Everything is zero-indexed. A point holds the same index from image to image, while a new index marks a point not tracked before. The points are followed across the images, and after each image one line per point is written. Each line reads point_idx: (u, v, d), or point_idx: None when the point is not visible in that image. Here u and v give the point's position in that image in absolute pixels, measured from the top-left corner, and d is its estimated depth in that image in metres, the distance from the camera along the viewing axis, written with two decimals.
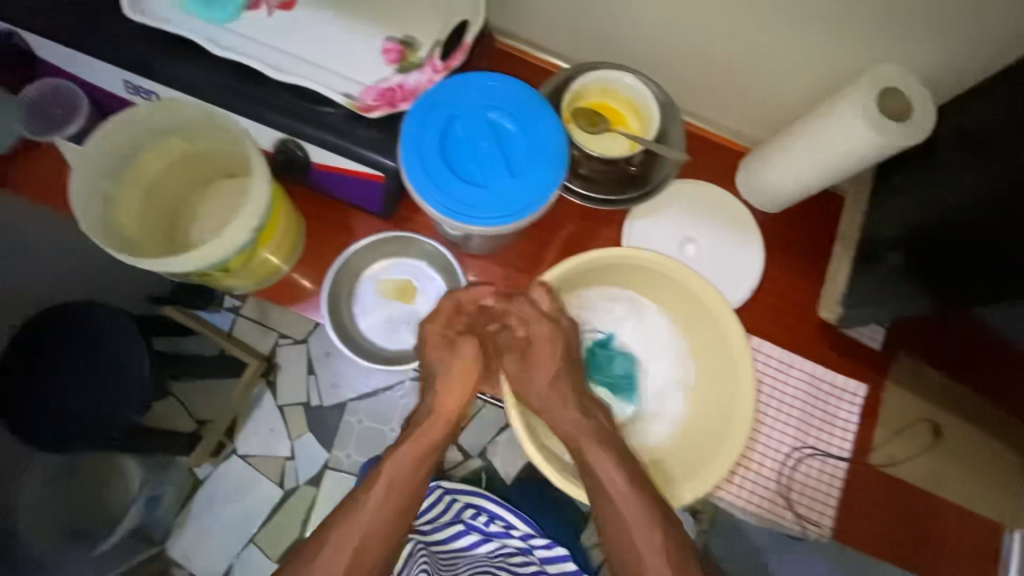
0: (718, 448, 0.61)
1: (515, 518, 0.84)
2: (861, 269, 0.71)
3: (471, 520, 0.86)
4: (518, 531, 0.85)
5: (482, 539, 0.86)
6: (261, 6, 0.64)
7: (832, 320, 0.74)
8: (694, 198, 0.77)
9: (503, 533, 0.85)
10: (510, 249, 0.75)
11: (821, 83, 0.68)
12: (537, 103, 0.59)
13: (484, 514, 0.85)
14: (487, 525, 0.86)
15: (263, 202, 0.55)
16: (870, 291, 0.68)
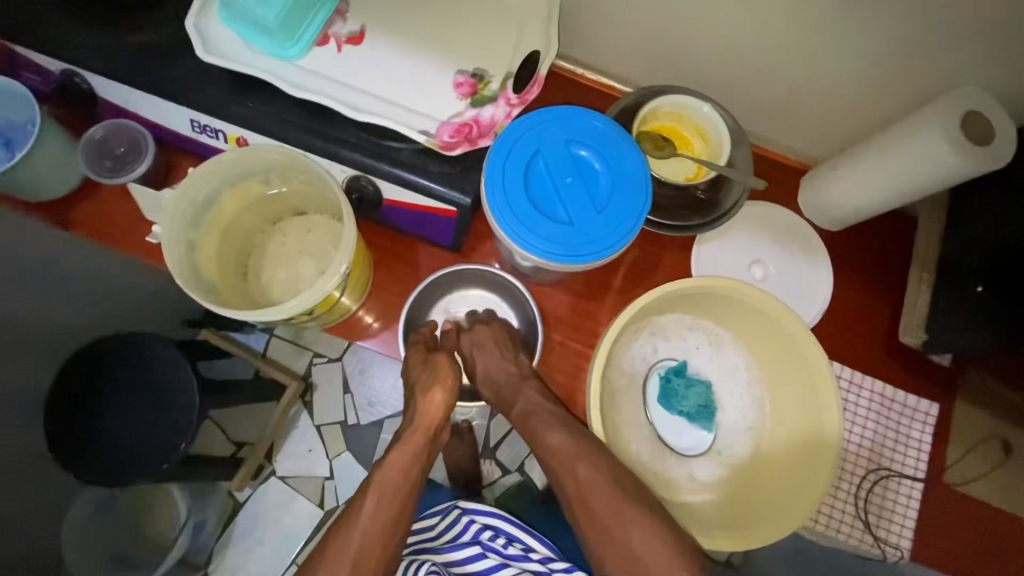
0: (799, 486, 0.62)
1: (535, 539, 0.79)
2: (944, 292, 0.70)
3: (489, 543, 0.78)
4: (537, 555, 0.78)
5: (500, 564, 0.76)
6: (329, 41, 0.64)
7: (916, 346, 0.72)
8: (758, 221, 0.77)
9: (521, 554, 0.77)
10: (575, 277, 0.75)
11: (892, 103, 0.68)
12: (618, 136, 0.59)
13: (502, 537, 0.79)
14: (505, 547, 0.78)
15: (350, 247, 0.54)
16: (955, 316, 0.67)
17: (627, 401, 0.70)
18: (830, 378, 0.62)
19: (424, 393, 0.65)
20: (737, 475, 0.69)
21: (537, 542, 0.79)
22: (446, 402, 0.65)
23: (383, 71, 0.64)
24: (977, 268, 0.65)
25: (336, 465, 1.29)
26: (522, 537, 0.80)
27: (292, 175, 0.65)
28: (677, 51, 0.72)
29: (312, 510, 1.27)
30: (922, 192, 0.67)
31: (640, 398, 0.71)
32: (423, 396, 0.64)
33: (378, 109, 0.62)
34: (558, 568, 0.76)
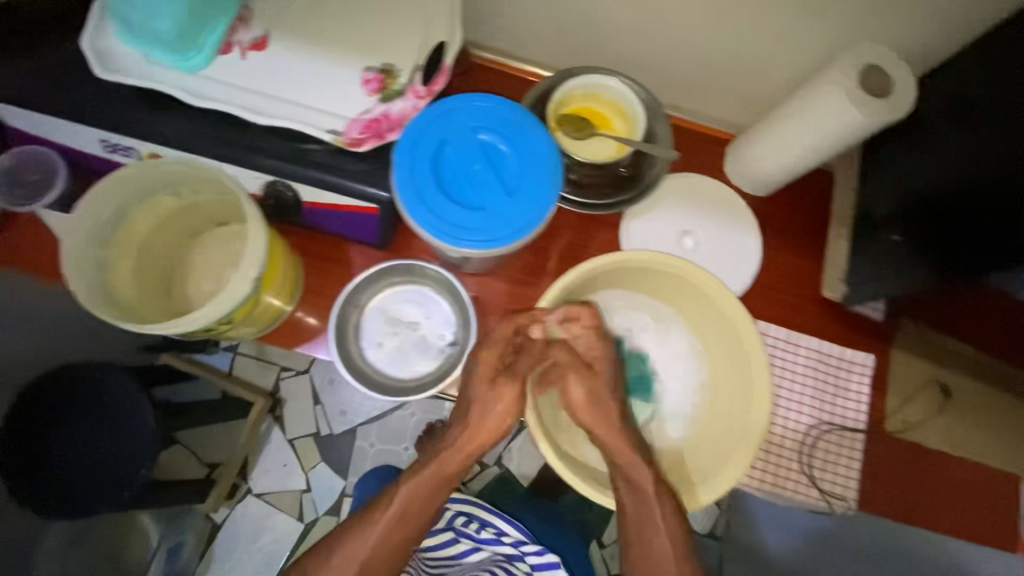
0: (731, 449, 0.62)
1: (507, 525, 0.81)
2: (861, 244, 0.72)
3: (463, 529, 0.82)
4: (509, 538, 0.81)
5: (473, 547, 0.82)
6: (233, 48, 0.64)
7: (837, 298, 0.75)
8: (686, 191, 0.78)
9: (493, 540, 0.81)
10: (512, 263, 0.75)
11: (800, 66, 0.69)
12: (524, 119, 0.59)
13: (475, 522, 0.82)
14: (478, 532, 0.81)
15: (263, 249, 0.54)
16: (873, 263, 0.69)
17: None
18: (758, 340, 0.62)
19: (483, 413, 0.65)
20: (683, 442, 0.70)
21: (509, 526, 0.81)
22: (500, 423, 0.65)
23: (292, 76, 0.64)
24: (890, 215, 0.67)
25: (313, 477, 1.28)
26: (495, 521, 0.81)
27: (193, 186, 0.63)
28: (590, 32, 0.72)
29: (291, 523, 1.26)
30: (835, 149, 0.68)
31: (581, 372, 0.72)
32: (478, 415, 0.65)
33: (287, 113, 0.62)
34: (530, 550, 0.80)
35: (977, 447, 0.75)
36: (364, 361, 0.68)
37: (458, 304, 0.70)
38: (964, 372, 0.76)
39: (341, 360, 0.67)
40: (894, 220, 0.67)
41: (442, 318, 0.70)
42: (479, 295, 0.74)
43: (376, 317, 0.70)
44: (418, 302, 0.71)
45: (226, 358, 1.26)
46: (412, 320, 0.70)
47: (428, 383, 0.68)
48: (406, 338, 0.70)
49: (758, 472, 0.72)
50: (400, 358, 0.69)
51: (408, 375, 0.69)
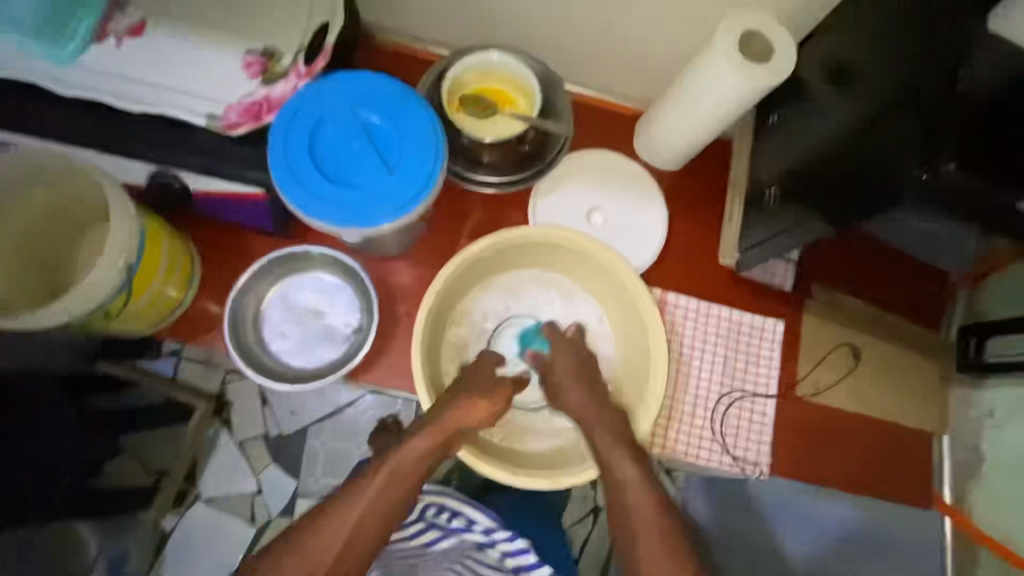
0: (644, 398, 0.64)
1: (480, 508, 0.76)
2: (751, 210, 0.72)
3: (433, 521, 0.67)
4: (482, 522, 0.76)
5: None
6: (107, 37, 0.59)
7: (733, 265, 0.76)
8: (593, 167, 0.78)
9: (463, 530, 0.66)
10: (419, 246, 0.75)
11: (691, 36, 0.69)
12: (403, 96, 0.58)
13: (447, 508, 0.77)
14: (445, 523, 0.66)
15: (124, 233, 0.53)
16: (758, 229, 0.68)
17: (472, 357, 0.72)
18: (651, 306, 0.64)
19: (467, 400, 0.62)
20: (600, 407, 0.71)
21: (481, 509, 0.76)
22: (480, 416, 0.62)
23: (166, 59, 0.60)
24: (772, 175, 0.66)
25: None
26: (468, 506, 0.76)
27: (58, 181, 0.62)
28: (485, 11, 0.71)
29: None
30: (725, 118, 0.68)
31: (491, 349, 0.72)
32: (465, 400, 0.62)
33: (162, 100, 0.59)
34: (501, 538, 0.65)
35: (884, 406, 0.77)
36: (266, 352, 0.68)
37: (359, 289, 0.69)
38: (870, 332, 0.79)
39: (238, 352, 0.65)
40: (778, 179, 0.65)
41: (344, 308, 0.69)
42: (387, 279, 0.74)
43: (277, 307, 0.69)
44: (319, 291, 0.70)
45: None
46: (314, 308, 0.69)
47: (333, 370, 0.67)
48: (309, 327, 0.69)
49: (671, 442, 0.72)
50: (305, 348, 0.68)
51: (314, 365, 0.68)
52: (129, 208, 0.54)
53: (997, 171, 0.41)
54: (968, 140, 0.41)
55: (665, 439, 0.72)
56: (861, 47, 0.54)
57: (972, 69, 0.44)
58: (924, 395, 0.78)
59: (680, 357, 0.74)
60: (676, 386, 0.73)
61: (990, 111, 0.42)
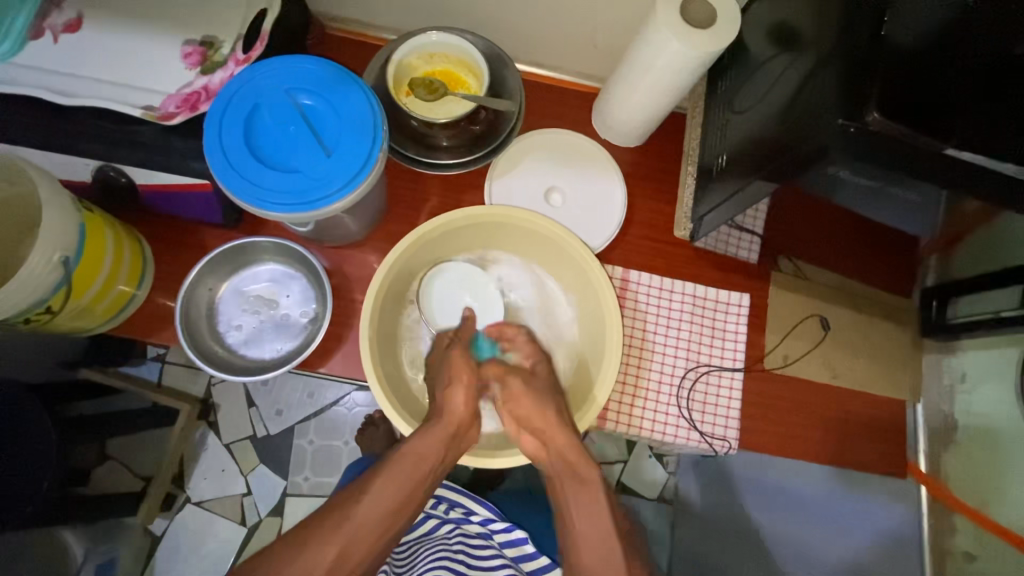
0: (599, 372, 0.64)
1: (475, 503, 0.80)
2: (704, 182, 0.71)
3: (433, 511, 0.81)
4: (478, 517, 0.81)
5: (441, 523, 0.81)
6: (44, 33, 0.60)
7: (688, 238, 0.75)
8: (547, 148, 0.77)
9: (462, 519, 0.81)
10: (376, 234, 0.74)
11: (637, 6, 0.68)
12: (339, 75, 0.58)
13: (444, 503, 0.81)
14: (446, 511, 0.81)
15: (57, 224, 0.53)
16: (710, 200, 0.67)
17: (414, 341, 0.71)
18: (604, 276, 0.64)
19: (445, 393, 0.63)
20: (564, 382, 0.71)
21: (478, 505, 0.80)
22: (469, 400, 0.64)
23: (104, 55, 0.61)
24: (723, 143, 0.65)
25: (253, 480, 1.21)
26: (463, 502, 0.81)
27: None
28: None
29: (234, 530, 1.19)
30: (676, 89, 0.66)
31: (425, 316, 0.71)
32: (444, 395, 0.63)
33: (98, 93, 0.59)
34: (498, 528, 0.80)
35: (857, 377, 0.76)
36: (221, 345, 0.68)
37: (314, 278, 0.70)
38: (839, 303, 0.77)
39: (191, 343, 0.65)
40: (725, 149, 0.64)
41: (297, 295, 0.70)
42: (344, 268, 0.73)
43: (231, 298, 0.69)
44: (273, 283, 0.71)
45: (155, 368, 1.20)
46: (268, 299, 0.70)
47: (286, 359, 0.67)
48: (263, 318, 0.70)
49: (636, 419, 0.71)
50: (255, 339, 0.69)
51: (269, 356, 0.69)
52: (62, 200, 0.54)
53: (927, 120, 0.41)
54: (892, 91, 0.41)
55: (629, 417, 0.71)
56: (796, 6, 0.53)
57: (900, 17, 0.43)
58: (897, 364, 0.77)
59: (643, 334, 0.73)
60: (638, 362, 0.72)
61: (918, 59, 0.42)
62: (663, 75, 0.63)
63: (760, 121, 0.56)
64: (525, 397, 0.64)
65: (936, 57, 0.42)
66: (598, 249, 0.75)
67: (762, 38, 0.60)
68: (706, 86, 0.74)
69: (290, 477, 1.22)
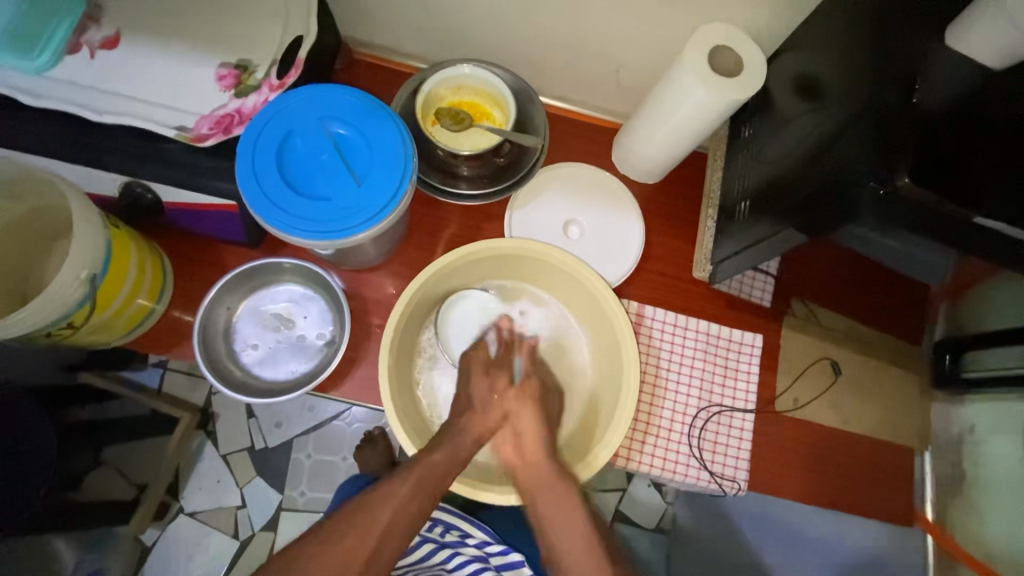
0: (613, 415, 0.64)
1: (471, 523, 0.82)
2: (724, 226, 0.72)
3: (428, 534, 0.80)
4: (473, 539, 0.81)
5: (437, 548, 0.80)
6: (82, 48, 0.61)
7: (706, 278, 0.76)
8: (569, 180, 0.79)
9: (458, 542, 0.80)
10: (395, 258, 0.75)
11: (664, 49, 0.70)
12: (374, 107, 0.59)
13: (439, 526, 0.81)
14: (441, 535, 0.80)
15: (86, 241, 0.53)
16: (734, 241, 0.67)
17: (442, 364, 0.71)
18: (622, 312, 0.65)
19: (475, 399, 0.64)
20: (580, 413, 0.71)
21: (475, 527, 0.82)
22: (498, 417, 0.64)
23: (140, 73, 0.61)
24: (744, 189, 0.67)
25: (248, 492, 1.20)
26: (460, 524, 0.82)
27: (25, 184, 0.60)
28: (465, 21, 0.72)
29: (226, 542, 1.17)
30: (699, 133, 0.67)
31: (457, 332, 0.71)
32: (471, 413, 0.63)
33: (132, 111, 0.60)
34: (494, 550, 0.81)
35: (868, 422, 0.76)
36: (236, 363, 0.68)
37: (332, 301, 0.70)
38: (850, 348, 0.78)
39: (208, 360, 0.65)
40: (748, 193, 0.66)
41: (314, 317, 0.70)
42: (361, 290, 0.73)
43: (248, 318, 0.70)
44: (291, 303, 0.71)
45: (156, 375, 1.20)
46: (286, 319, 0.70)
47: (300, 380, 0.67)
48: (280, 338, 0.70)
49: (646, 456, 0.71)
50: (271, 359, 0.69)
51: (283, 376, 0.69)
52: (93, 216, 0.54)
53: (952, 188, 0.42)
54: (919, 156, 0.42)
55: (639, 453, 0.71)
56: (828, 61, 0.55)
57: (927, 86, 0.45)
58: (905, 410, 0.78)
59: (657, 370, 0.73)
60: (651, 396, 0.72)
61: (946, 125, 0.43)
62: (689, 119, 0.64)
63: (785, 172, 0.57)
64: (522, 432, 0.64)
65: (964, 126, 0.43)
66: (614, 284, 0.75)
67: (790, 88, 0.62)
68: (727, 129, 0.75)
69: (286, 491, 1.20)
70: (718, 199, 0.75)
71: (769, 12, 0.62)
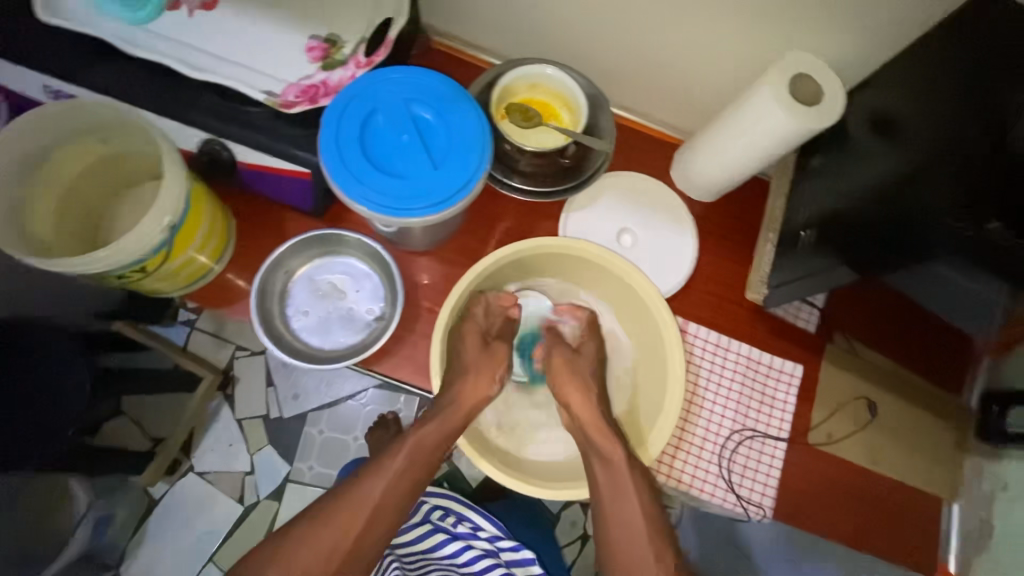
0: (654, 424, 0.65)
1: (482, 517, 0.85)
2: (782, 251, 0.72)
3: (440, 523, 0.84)
4: (486, 533, 0.84)
5: (449, 540, 0.83)
6: (181, 6, 0.63)
7: (759, 301, 0.75)
8: (628, 189, 0.79)
9: (470, 533, 0.84)
10: (450, 244, 0.76)
11: (742, 72, 0.70)
12: (457, 94, 0.60)
13: (452, 516, 0.85)
14: (455, 526, 0.84)
15: (169, 194, 0.55)
16: (793, 267, 0.68)
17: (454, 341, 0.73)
18: (674, 325, 0.66)
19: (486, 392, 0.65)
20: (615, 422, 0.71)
21: (487, 521, 0.85)
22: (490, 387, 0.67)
23: (233, 36, 0.63)
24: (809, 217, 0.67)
25: (259, 459, 1.21)
26: (472, 516, 0.85)
27: (115, 130, 0.62)
28: (548, 22, 0.73)
29: (231, 506, 1.19)
30: (767, 158, 0.68)
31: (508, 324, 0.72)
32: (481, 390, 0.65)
33: (223, 71, 0.62)
34: (506, 546, 0.84)
35: (897, 467, 0.76)
36: (286, 327, 0.69)
37: (387, 278, 0.71)
38: (888, 388, 0.78)
39: (262, 322, 0.67)
40: (812, 221, 0.66)
41: (366, 293, 0.72)
42: (414, 274, 0.74)
43: (303, 285, 0.71)
44: (347, 276, 0.72)
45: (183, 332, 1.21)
46: (339, 290, 0.72)
47: (348, 354, 0.69)
48: (331, 308, 0.71)
49: (675, 471, 0.71)
50: (322, 329, 0.70)
51: (329, 347, 0.70)
52: (182, 172, 0.56)
53: None
54: None
55: (669, 467, 0.71)
56: (911, 101, 0.56)
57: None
58: (937, 459, 0.77)
59: (694, 387, 0.73)
60: (688, 414, 0.72)
61: None
62: (761, 142, 0.64)
63: (858, 205, 0.57)
64: None
65: None
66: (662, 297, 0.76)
67: (868, 123, 0.62)
68: (791, 159, 0.76)
69: (296, 463, 1.22)
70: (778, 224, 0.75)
71: (855, 46, 0.62)
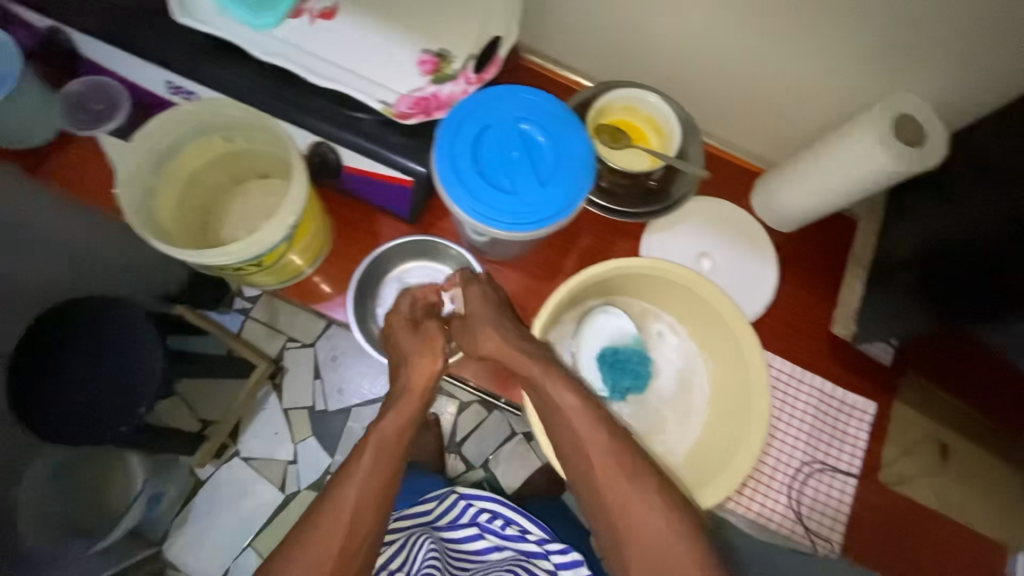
0: (732, 454, 0.65)
1: (526, 520, 0.85)
2: (876, 288, 0.73)
3: (485, 525, 0.87)
4: (533, 535, 0.85)
5: (494, 546, 0.87)
6: (302, 14, 0.66)
7: (847, 336, 0.76)
8: (709, 215, 0.80)
9: (518, 536, 0.85)
10: (531, 257, 0.77)
11: (838, 107, 0.70)
12: (567, 116, 0.62)
13: (500, 519, 0.86)
14: (504, 528, 0.86)
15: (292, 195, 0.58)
16: (891, 304, 0.69)
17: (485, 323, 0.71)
18: (759, 355, 0.66)
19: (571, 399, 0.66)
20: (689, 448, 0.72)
21: (533, 523, 0.85)
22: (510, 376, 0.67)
23: (350, 45, 0.66)
24: (907, 258, 0.68)
25: (302, 449, 1.24)
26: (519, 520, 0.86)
27: (238, 130, 0.67)
28: (644, 47, 0.74)
29: (272, 493, 1.21)
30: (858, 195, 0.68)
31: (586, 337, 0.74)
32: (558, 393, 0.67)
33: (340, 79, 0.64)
34: (554, 548, 0.84)
35: (966, 513, 0.75)
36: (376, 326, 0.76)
37: None
38: (962, 433, 0.77)
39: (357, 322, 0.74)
40: (912, 263, 0.67)
41: None
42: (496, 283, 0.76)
43: (394, 287, 0.78)
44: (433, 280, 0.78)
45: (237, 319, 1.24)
46: None
47: None
48: None
49: (745, 499, 0.72)
50: None
51: None
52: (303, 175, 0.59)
53: None
54: None
55: (740, 495, 0.72)
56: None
57: None
58: (1007, 509, 0.76)
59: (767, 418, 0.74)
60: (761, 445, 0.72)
61: None
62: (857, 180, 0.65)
63: (965, 251, 0.58)
64: None
65: None
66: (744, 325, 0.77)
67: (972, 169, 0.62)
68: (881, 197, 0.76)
69: (336, 456, 1.24)
70: (867, 262, 0.77)
71: (963, 92, 0.62)
